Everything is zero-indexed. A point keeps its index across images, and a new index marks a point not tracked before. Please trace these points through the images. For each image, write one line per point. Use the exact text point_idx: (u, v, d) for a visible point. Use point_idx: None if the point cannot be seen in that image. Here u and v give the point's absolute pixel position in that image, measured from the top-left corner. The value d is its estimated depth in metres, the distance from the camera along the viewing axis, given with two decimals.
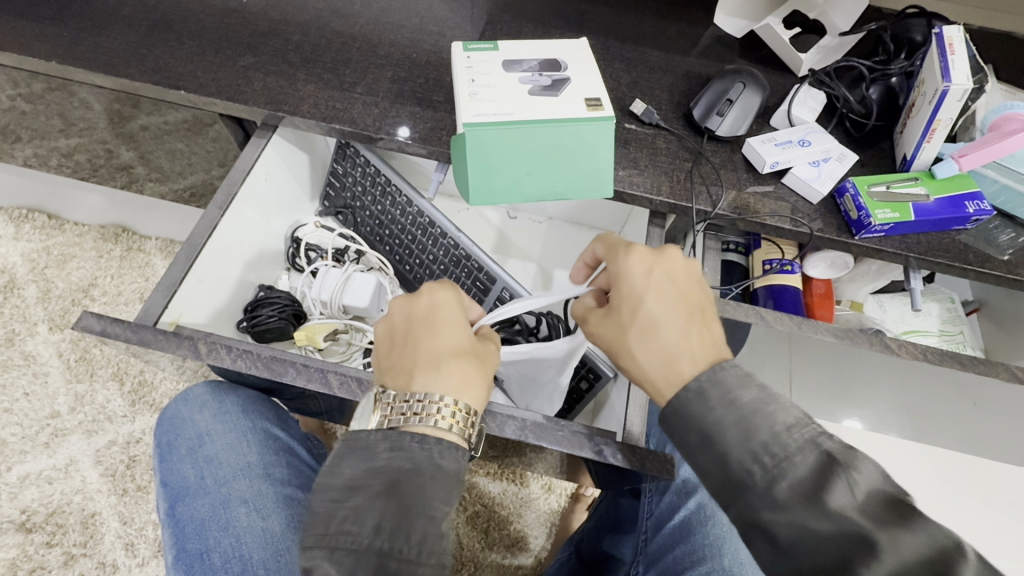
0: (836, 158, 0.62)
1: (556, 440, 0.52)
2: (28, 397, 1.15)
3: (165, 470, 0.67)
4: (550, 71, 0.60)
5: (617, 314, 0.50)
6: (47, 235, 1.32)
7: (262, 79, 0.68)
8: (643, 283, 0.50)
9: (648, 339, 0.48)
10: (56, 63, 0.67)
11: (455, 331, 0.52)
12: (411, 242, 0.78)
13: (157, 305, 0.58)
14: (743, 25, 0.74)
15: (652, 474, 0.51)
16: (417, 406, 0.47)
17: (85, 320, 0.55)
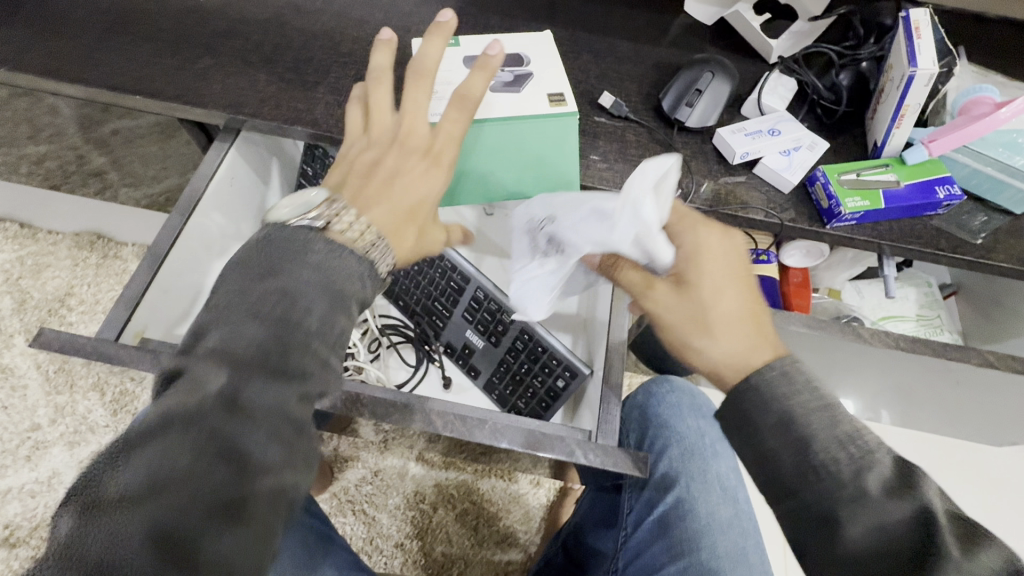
0: (806, 147, 0.61)
1: (519, 442, 0.52)
2: (7, 410, 1.13)
3: None
4: (514, 66, 0.58)
5: (689, 294, 0.49)
6: (20, 244, 1.28)
7: (222, 81, 0.66)
8: (722, 271, 0.49)
9: (725, 323, 0.47)
10: (6, 70, 0.65)
11: (409, 164, 0.50)
12: None
13: (119, 318, 0.57)
14: (714, 12, 0.72)
15: (624, 471, 0.51)
16: (337, 210, 0.43)
17: (44, 336, 0.53)
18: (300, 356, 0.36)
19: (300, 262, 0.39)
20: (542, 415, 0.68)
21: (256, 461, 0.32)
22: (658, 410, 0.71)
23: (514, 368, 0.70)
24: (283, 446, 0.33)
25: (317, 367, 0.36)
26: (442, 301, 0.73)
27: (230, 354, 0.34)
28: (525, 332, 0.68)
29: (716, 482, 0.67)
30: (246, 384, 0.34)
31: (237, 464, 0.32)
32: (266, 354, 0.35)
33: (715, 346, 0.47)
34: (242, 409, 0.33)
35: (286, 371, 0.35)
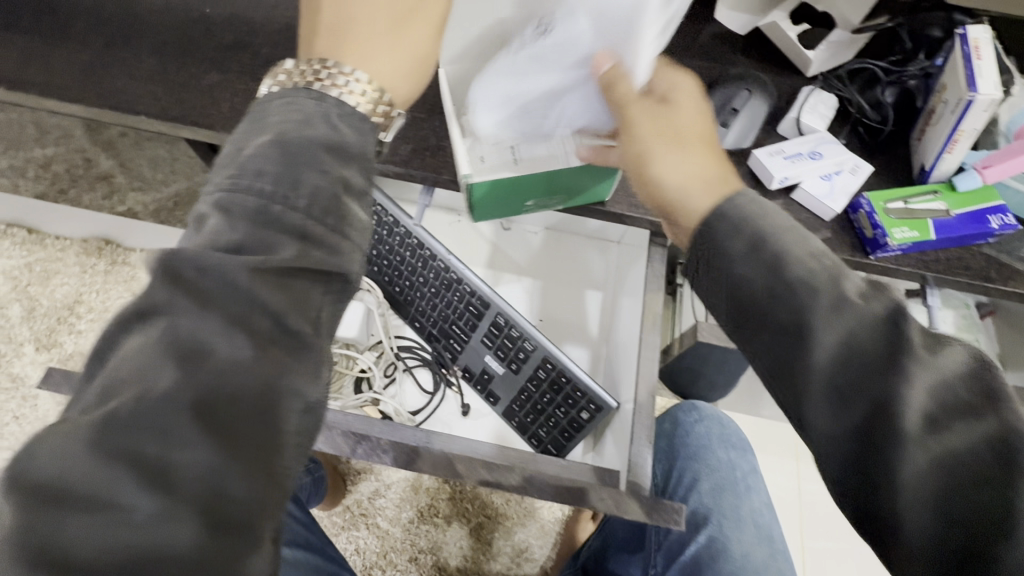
0: (849, 170, 0.58)
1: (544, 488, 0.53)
2: (19, 420, 1.13)
3: None
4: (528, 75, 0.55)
5: (651, 122, 0.44)
6: (28, 250, 1.25)
7: (230, 99, 0.63)
8: (693, 111, 0.45)
9: (670, 145, 0.43)
10: (7, 89, 0.62)
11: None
12: (401, 262, 0.73)
13: None
14: (746, 22, 0.68)
15: (660, 524, 0.51)
16: (323, 72, 0.37)
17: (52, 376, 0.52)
18: (262, 236, 0.32)
19: (258, 125, 0.36)
20: (564, 445, 0.66)
21: (217, 359, 0.29)
22: (686, 440, 0.71)
23: (535, 396, 0.67)
24: (251, 341, 0.30)
25: (291, 245, 0.32)
26: (460, 325, 0.70)
27: (180, 247, 0.30)
28: (547, 360, 0.66)
29: (749, 519, 0.66)
30: (200, 270, 0.30)
31: (197, 361, 0.29)
32: (217, 237, 0.31)
33: (674, 168, 0.42)
34: (196, 306, 0.30)
35: (246, 251, 0.31)
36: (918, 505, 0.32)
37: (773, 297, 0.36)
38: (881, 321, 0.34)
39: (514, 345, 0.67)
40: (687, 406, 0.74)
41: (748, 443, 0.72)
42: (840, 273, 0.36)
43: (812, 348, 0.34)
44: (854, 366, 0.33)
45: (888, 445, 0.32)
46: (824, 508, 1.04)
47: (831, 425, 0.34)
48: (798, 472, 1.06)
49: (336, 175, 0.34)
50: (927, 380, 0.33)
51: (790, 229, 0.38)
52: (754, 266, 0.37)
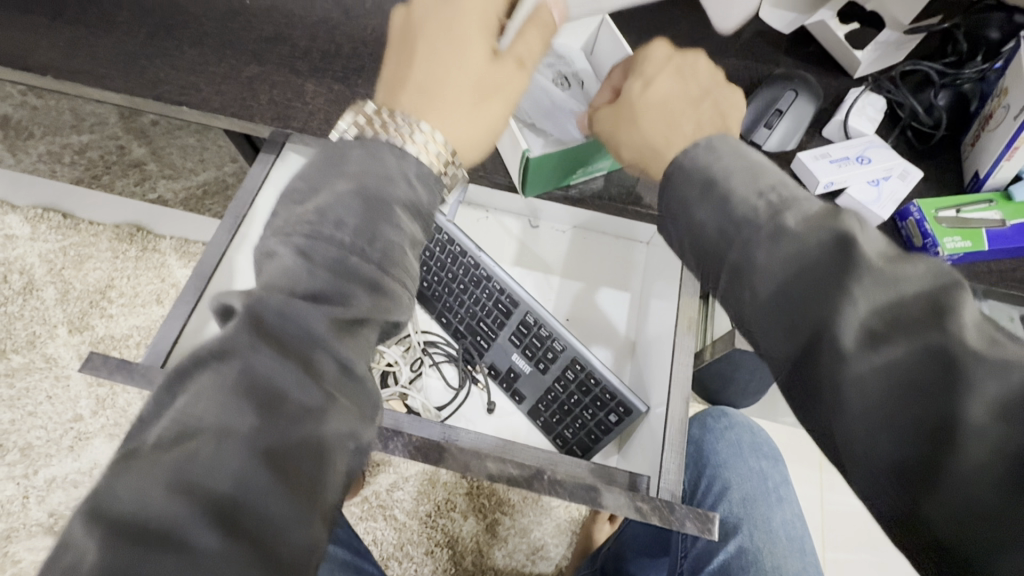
0: (898, 176, 0.56)
1: (579, 495, 0.51)
2: (52, 400, 1.16)
3: None
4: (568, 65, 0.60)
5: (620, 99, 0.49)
6: (63, 234, 1.29)
7: (269, 92, 0.63)
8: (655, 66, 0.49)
9: (648, 111, 0.46)
10: (52, 77, 0.63)
11: (471, 45, 0.42)
12: (430, 257, 0.73)
13: (166, 339, 0.56)
14: (792, 19, 0.66)
15: (693, 533, 0.49)
16: (401, 129, 0.40)
17: (92, 360, 0.53)
18: (337, 285, 0.35)
19: (337, 171, 0.38)
20: (590, 447, 0.66)
21: (292, 403, 0.31)
22: (714, 446, 0.70)
23: (562, 397, 0.67)
24: (321, 387, 0.32)
25: (360, 297, 0.35)
26: (487, 323, 0.70)
27: (265, 295, 0.33)
28: (575, 361, 0.65)
29: (781, 530, 0.65)
30: (283, 316, 0.33)
31: (274, 406, 0.31)
32: (297, 284, 0.34)
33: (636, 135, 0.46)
34: (277, 345, 0.32)
35: (321, 300, 0.34)
36: (872, 424, 0.31)
37: (723, 239, 0.37)
38: (824, 247, 0.34)
39: (541, 347, 0.67)
40: (716, 413, 0.73)
41: (779, 452, 0.71)
42: (782, 208, 0.36)
43: (756, 276, 0.35)
44: (797, 292, 0.34)
45: (830, 360, 0.33)
46: (848, 520, 1.02)
47: (784, 346, 0.35)
48: (823, 483, 1.04)
49: (407, 232, 0.38)
50: (873, 295, 0.32)
51: (745, 168, 0.39)
52: (709, 208, 0.38)
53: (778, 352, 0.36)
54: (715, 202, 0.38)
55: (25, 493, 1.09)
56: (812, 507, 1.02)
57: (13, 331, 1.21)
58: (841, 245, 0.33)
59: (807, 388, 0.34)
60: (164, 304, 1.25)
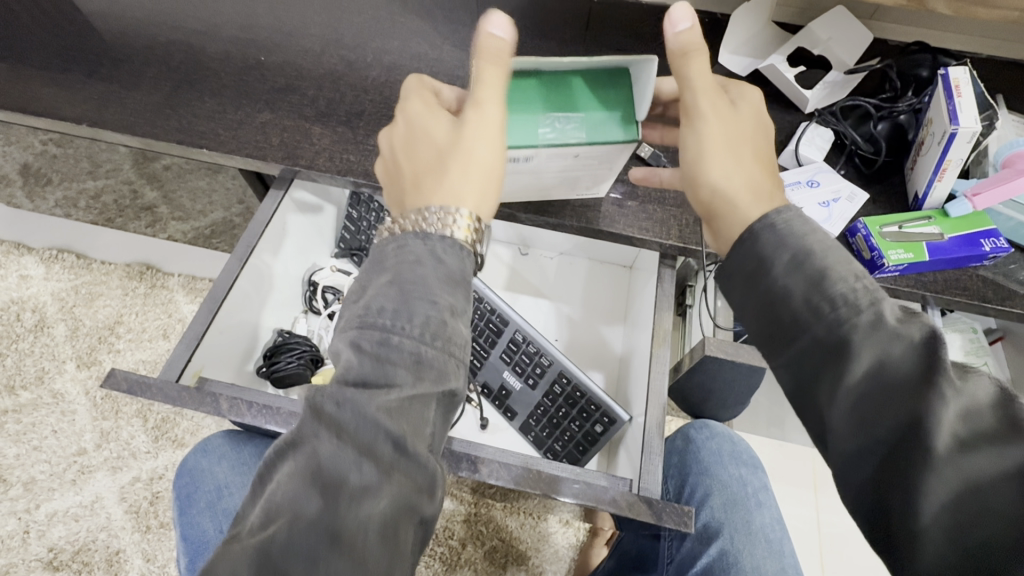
0: (846, 198, 0.62)
1: (573, 493, 0.54)
2: (57, 434, 1.18)
3: (185, 523, 0.68)
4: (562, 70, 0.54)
5: (723, 132, 0.48)
6: (76, 274, 1.33)
7: (279, 134, 0.70)
8: (743, 119, 0.49)
9: (740, 163, 0.47)
10: (86, 126, 0.71)
11: (432, 124, 0.50)
12: None
13: (180, 360, 0.61)
14: (748, 63, 0.75)
15: (671, 527, 0.53)
16: (434, 217, 0.45)
17: (113, 378, 0.57)
18: (380, 369, 0.40)
19: (378, 268, 0.44)
20: (579, 459, 0.69)
21: (351, 484, 0.37)
22: (699, 456, 0.73)
23: (552, 410, 0.71)
24: (376, 466, 0.38)
25: (403, 377, 0.40)
26: (479, 342, 0.75)
27: (323, 386, 0.40)
28: (562, 375, 0.70)
29: (761, 534, 0.67)
30: (338, 405, 0.39)
31: (335, 490, 0.37)
32: (348, 372, 0.40)
33: (733, 181, 0.46)
34: (335, 432, 0.38)
35: (368, 385, 0.40)
36: (945, 530, 0.33)
37: (815, 315, 0.37)
38: (917, 347, 0.35)
39: (528, 364, 0.72)
40: (698, 424, 0.76)
41: (758, 461, 0.73)
42: (880, 298, 0.37)
43: (847, 364, 0.36)
44: (886, 386, 0.35)
45: (919, 462, 0.33)
46: (846, 541, 1.02)
47: (861, 431, 0.35)
48: (818, 504, 1.04)
49: (442, 304, 0.42)
50: (954, 407, 0.34)
51: (818, 245, 0.39)
52: (799, 277, 0.39)
53: (846, 443, 0.36)
54: (812, 276, 0.38)
55: (26, 528, 1.10)
56: (808, 527, 1.03)
57: (23, 367, 1.25)
58: (927, 346, 0.35)
59: (874, 479, 0.35)
60: (170, 338, 1.29)
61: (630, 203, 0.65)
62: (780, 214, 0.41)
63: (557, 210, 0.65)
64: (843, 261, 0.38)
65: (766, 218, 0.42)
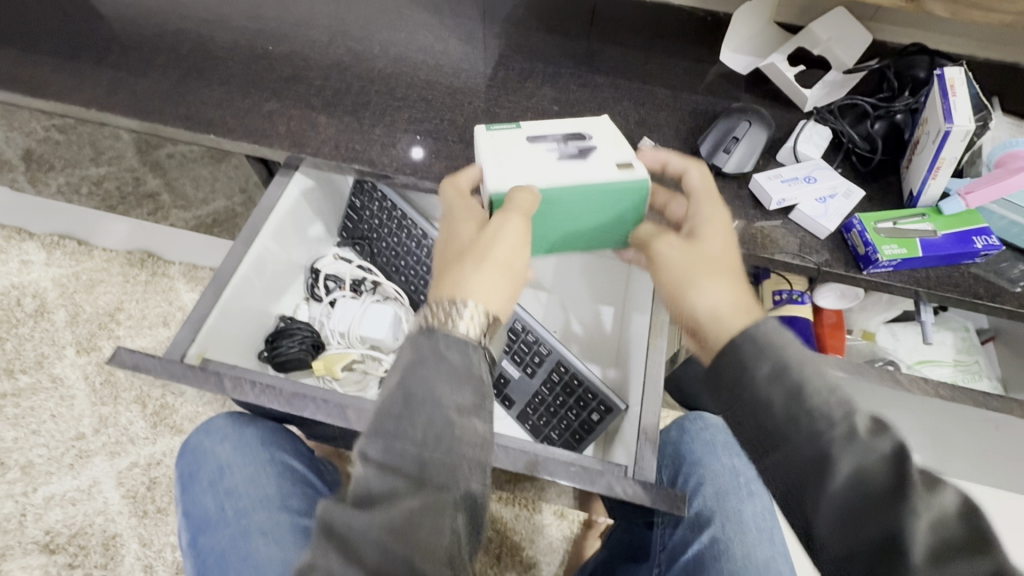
0: (842, 194, 0.63)
1: (568, 475, 0.55)
2: (55, 418, 1.19)
3: (188, 500, 0.70)
4: (576, 140, 0.60)
5: (702, 253, 0.54)
6: (77, 260, 1.35)
7: (286, 122, 0.71)
8: (719, 234, 0.55)
9: (715, 279, 0.52)
10: (95, 110, 0.72)
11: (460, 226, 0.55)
12: (427, 273, 0.82)
13: (185, 339, 0.62)
14: (748, 62, 0.76)
15: (664, 510, 0.53)
16: (446, 313, 0.46)
17: (118, 355, 0.58)
18: (386, 481, 0.41)
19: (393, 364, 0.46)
20: (575, 447, 0.70)
21: None
22: (693, 446, 0.74)
23: (549, 398, 0.72)
24: None
25: (410, 487, 0.41)
26: None
27: (333, 509, 0.41)
28: (561, 364, 0.71)
29: (752, 523, 0.68)
30: (348, 525, 0.39)
31: None
32: (360, 485, 0.41)
33: (707, 293, 0.51)
34: (345, 550, 0.39)
35: (375, 503, 0.40)
36: None
37: (792, 428, 0.41)
38: (887, 459, 0.38)
39: (528, 353, 0.73)
40: (694, 416, 0.78)
41: None
42: (852, 411, 0.40)
43: (827, 477, 0.39)
44: (862, 496, 0.38)
45: (894, 565, 0.36)
46: None
47: (842, 542, 0.39)
48: None
49: (450, 417, 0.42)
50: (928, 516, 0.36)
51: (802, 365, 0.42)
52: (778, 389, 0.42)
53: (833, 552, 0.40)
54: (791, 389, 0.41)
55: (23, 511, 1.11)
56: None
57: (22, 352, 1.26)
58: (897, 457, 0.38)
59: None
60: (170, 326, 1.30)
61: None
62: (760, 325, 0.44)
63: None
64: (817, 374, 0.42)
65: (746, 329, 0.44)
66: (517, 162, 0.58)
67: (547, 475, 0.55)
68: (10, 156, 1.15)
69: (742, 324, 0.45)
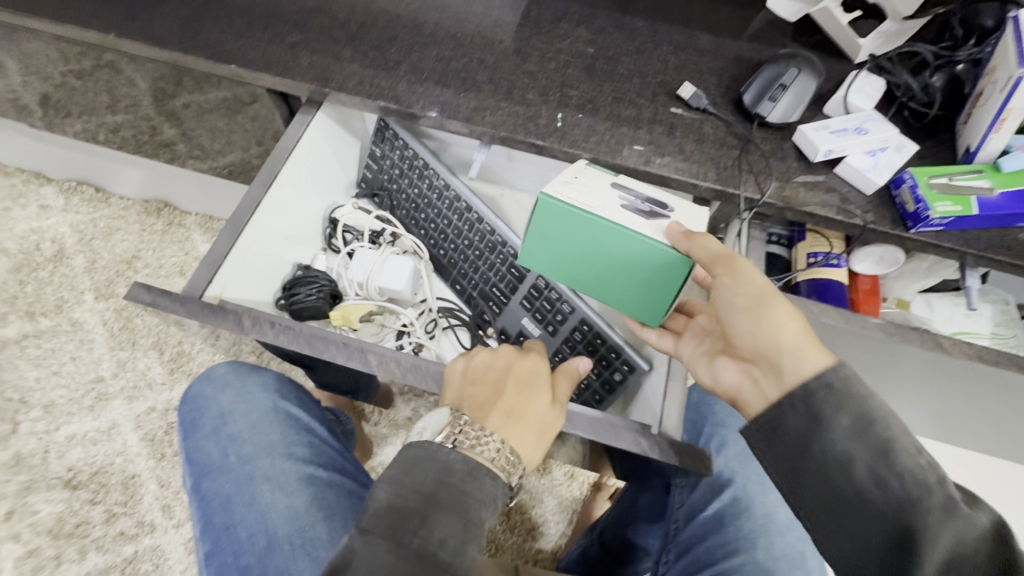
0: (894, 148, 0.60)
1: (590, 429, 0.54)
2: (75, 361, 1.20)
3: (191, 446, 0.70)
4: (656, 206, 0.56)
5: (757, 309, 0.51)
6: (94, 208, 1.35)
7: (309, 56, 0.68)
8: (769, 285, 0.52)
9: (774, 320, 0.50)
10: (112, 37, 0.69)
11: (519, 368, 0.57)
12: (447, 227, 0.80)
13: (202, 279, 0.60)
14: (798, 9, 0.71)
15: (689, 468, 0.52)
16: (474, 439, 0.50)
17: (135, 291, 0.57)
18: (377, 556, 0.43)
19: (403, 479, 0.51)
20: (596, 408, 0.69)
21: None
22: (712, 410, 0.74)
23: (571, 357, 0.70)
24: None
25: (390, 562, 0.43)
26: (501, 286, 0.75)
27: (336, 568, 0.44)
28: (584, 322, 0.69)
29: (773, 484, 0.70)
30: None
31: None
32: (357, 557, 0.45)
33: (768, 338, 0.50)
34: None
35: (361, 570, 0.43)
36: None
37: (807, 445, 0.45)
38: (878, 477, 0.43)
39: (547, 311, 0.72)
40: None
41: None
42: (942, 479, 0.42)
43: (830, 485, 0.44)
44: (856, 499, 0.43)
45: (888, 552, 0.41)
46: None
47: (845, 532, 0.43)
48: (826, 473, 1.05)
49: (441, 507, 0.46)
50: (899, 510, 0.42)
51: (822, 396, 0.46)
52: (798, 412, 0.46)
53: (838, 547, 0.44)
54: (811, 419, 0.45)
55: (46, 448, 1.13)
56: None
57: (42, 296, 1.26)
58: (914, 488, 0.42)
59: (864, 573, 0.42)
60: (186, 276, 1.30)
61: (666, 142, 0.64)
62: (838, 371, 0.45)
63: (592, 146, 0.63)
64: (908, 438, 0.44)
65: (823, 375, 0.46)
66: (591, 194, 0.55)
67: (570, 429, 0.55)
68: (26, 100, 1.13)
69: (807, 370, 0.47)
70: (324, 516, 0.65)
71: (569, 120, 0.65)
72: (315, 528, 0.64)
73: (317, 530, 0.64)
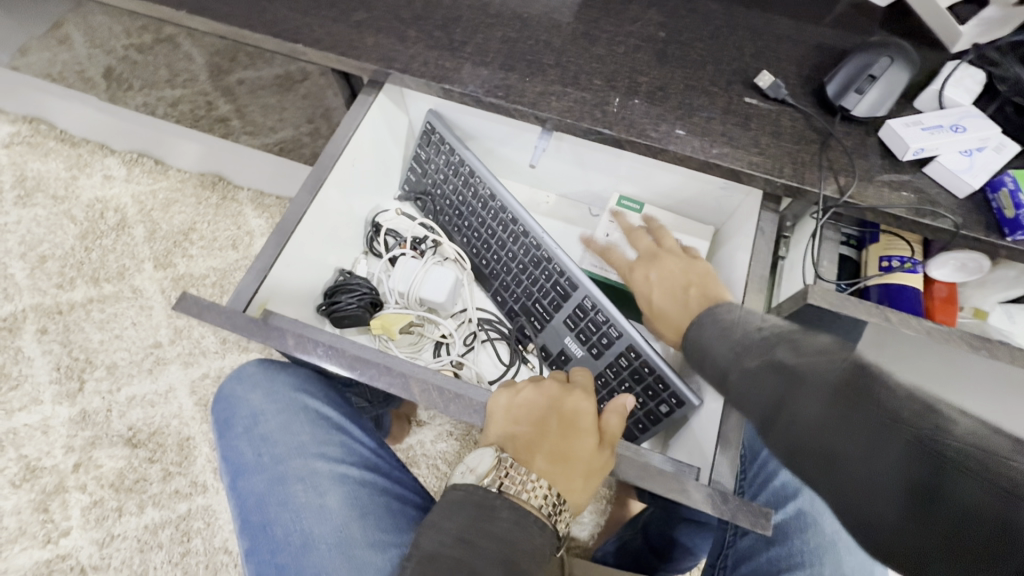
0: (992, 147, 0.55)
1: (641, 475, 0.51)
2: (136, 326, 1.27)
3: (224, 446, 0.71)
4: None
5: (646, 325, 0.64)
6: (154, 178, 1.40)
7: (375, 36, 0.68)
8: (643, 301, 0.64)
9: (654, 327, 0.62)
10: (185, 13, 0.70)
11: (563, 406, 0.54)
12: (490, 236, 0.79)
13: (248, 290, 0.60)
14: None
15: (745, 526, 0.49)
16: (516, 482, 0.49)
17: (184, 303, 0.57)
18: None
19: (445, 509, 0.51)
20: (636, 436, 0.68)
21: None
22: None
23: (613, 383, 0.69)
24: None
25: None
26: (544, 302, 0.74)
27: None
28: (630, 349, 0.67)
29: None
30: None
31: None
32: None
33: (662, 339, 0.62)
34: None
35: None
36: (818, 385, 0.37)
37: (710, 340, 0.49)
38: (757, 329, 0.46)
39: (589, 334, 0.71)
40: None
41: None
42: None
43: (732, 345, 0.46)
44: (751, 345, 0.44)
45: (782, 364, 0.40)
46: None
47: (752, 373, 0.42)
48: None
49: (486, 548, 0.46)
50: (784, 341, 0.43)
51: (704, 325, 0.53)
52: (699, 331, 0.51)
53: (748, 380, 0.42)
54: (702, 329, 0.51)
55: (109, 407, 1.20)
56: None
57: (106, 263, 1.33)
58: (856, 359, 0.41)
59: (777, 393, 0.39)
60: (239, 249, 1.34)
61: (740, 134, 0.61)
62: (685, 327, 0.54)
63: (661, 136, 0.61)
64: None
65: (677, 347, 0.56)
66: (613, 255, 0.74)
67: (631, 478, 0.51)
68: (93, 73, 1.17)
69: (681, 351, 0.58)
70: (357, 516, 0.66)
71: (637, 108, 0.63)
72: (350, 528, 0.65)
73: (352, 530, 0.65)
